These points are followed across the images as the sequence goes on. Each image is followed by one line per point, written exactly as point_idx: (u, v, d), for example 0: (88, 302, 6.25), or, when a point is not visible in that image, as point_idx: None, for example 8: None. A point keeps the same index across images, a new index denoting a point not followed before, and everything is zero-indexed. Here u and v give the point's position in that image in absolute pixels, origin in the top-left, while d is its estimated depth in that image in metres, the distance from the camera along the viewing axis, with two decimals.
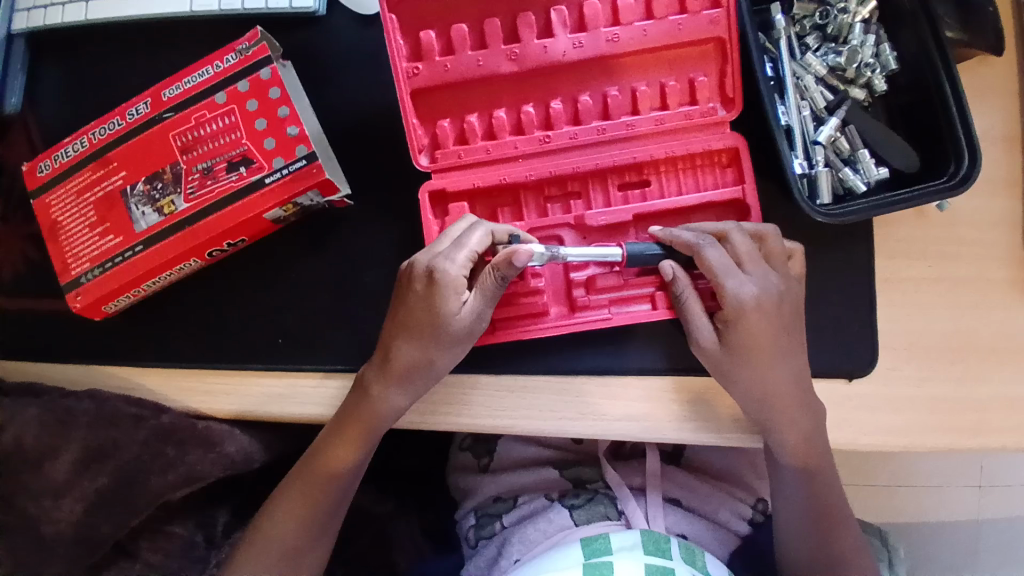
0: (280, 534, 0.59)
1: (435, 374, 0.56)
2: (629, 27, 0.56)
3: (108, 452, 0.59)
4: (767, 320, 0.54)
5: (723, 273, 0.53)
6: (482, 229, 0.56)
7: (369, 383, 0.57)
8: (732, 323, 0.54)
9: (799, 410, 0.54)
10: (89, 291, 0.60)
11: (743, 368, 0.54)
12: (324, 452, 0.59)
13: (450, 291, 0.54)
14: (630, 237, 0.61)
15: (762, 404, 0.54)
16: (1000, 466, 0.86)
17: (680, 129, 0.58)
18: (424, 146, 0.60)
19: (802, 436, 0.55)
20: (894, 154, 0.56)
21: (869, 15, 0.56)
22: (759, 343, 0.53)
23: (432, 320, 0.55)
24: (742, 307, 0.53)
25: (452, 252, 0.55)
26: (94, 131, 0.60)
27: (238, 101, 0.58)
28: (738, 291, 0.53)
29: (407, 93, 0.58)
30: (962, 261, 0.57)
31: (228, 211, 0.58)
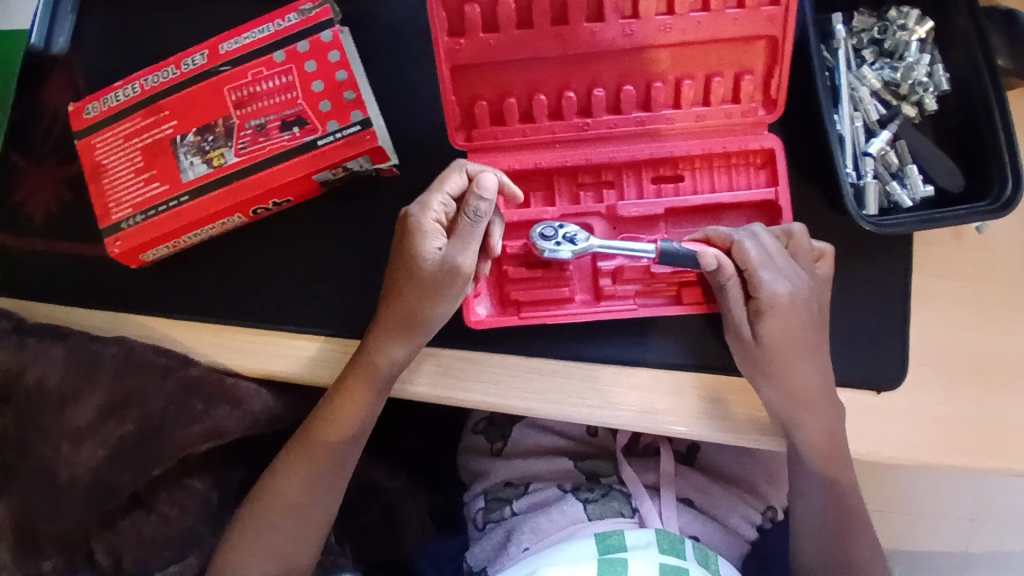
0: (290, 494, 0.59)
1: (417, 322, 0.56)
2: (684, 18, 0.54)
3: (134, 401, 0.58)
4: (795, 316, 0.54)
5: (757, 267, 0.54)
6: (460, 170, 0.54)
7: (372, 334, 0.57)
8: (764, 314, 0.54)
9: (823, 415, 0.55)
10: (129, 238, 0.59)
11: (769, 362, 0.55)
12: (328, 415, 0.59)
13: (424, 233, 0.54)
14: (659, 231, 0.61)
15: (787, 403, 0.55)
16: (997, 502, 0.87)
17: (728, 129, 0.59)
18: (457, 124, 0.59)
19: (824, 433, 0.55)
20: (941, 172, 0.57)
21: (926, 35, 0.57)
22: (784, 338, 0.54)
23: (408, 263, 0.55)
24: (770, 299, 0.54)
25: (428, 197, 0.54)
26: (147, 78, 0.60)
27: (296, 61, 0.58)
28: (768, 282, 0.54)
29: (447, 70, 0.56)
30: (994, 285, 0.58)
31: (277, 169, 0.58)
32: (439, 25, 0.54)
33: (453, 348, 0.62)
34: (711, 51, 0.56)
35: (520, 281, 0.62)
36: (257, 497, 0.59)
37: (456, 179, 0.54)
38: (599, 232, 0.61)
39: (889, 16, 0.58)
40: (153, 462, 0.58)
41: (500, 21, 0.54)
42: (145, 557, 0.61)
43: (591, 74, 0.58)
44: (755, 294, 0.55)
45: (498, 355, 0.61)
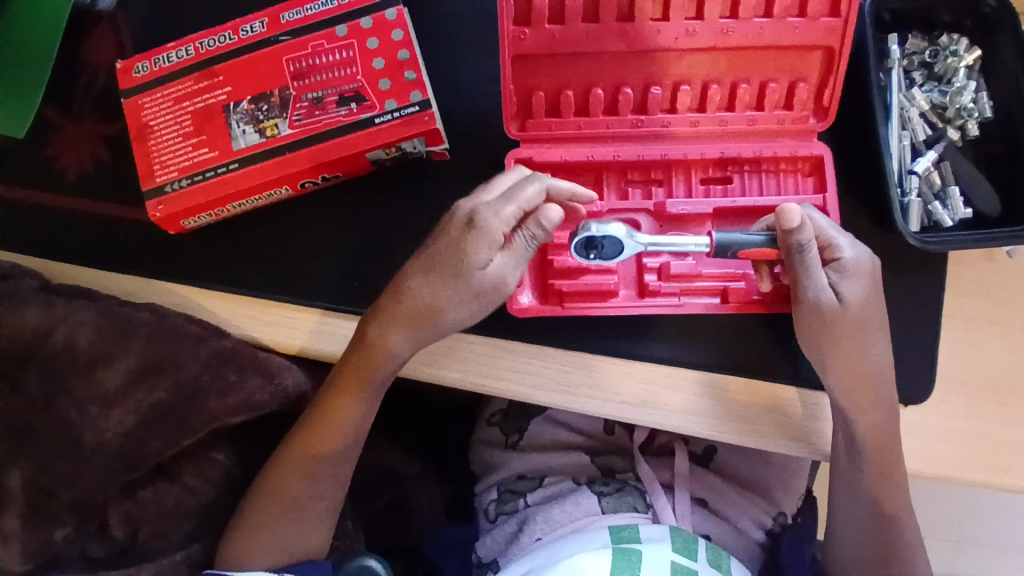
0: (301, 487, 0.58)
1: (439, 325, 0.55)
2: (744, 23, 0.55)
3: (167, 367, 0.57)
4: (869, 285, 0.55)
5: (833, 232, 0.56)
6: (537, 185, 0.54)
7: (376, 322, 0.55)
8: (845, 278, 0.55)
9: (883, 392, 0.56)
10: (172, 203, 0.58)
11: (848, 327, 0.55)
12: (323, 421, 0.58)
13: (485, 240, 0.52)
14: (707, 231, 0.61)
15: (852, 379, 0.55)
16: (982, 526, 0.90)
17: (779, 133, 0.60)
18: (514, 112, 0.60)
19: (881, 417, 0.56)
20: (981, 197, 0.59)
21: (973, 63, 0.59)
22: (864, 306, 0.55)
23: (457, 267, 0.53)
24: (848, 263, 0.55)
25: (498, 203, 0.53)
26: (202, 41, 0.59)
27: (358, 37, 0.58)
28: (844, 247, 0.55)
29: (508, 58, 0.56)
30: (1022, 310, 0.60)
31: (332, 144, 0.57)
32: (507, 13, 0.55)
33: (491, 336, 0.62)
34: (769, 59, 0.58)
35: (565, 272, 0.62)
36: (255, 492, 0.59)
37: (531, 192, 0.53)
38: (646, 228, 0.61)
39: (941, 41, 0.60)
40: (183, 432, 0.57)
41: (568, 13, 0.55)
42: (164, 528, 0.59)
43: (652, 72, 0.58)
44: (833, 260, 0.56)
45: (537, 346, 0.61)
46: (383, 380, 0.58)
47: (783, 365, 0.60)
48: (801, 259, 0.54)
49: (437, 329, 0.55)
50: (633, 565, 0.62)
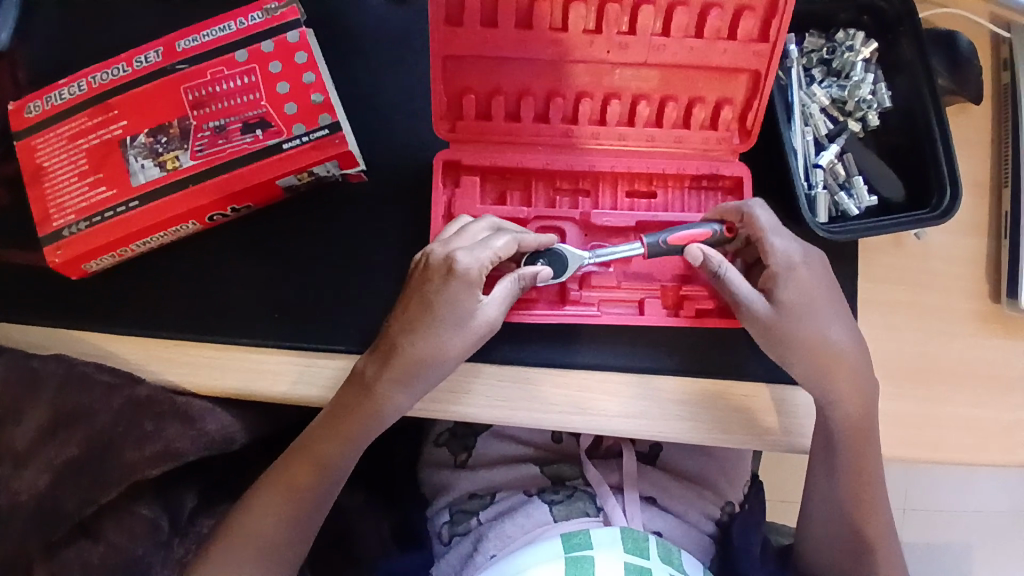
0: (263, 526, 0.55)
1: (437, 372, 0.54)
2: (676, 41, 0.54)
3: (78, 420, 0.54)
4: (816, 277, 0.55)
5: (771, 230, 0.56)
6: (509, 235, 0.55)
7: (368, 378, 0.54)
8: (781, 279, 0.55)
9: (858, 376, 0.54)
10: (72, 246, 0.55)
11: (793, 323, 0.54)
12: (311, 452, 0.56)
13: (468, 285, 0.53)
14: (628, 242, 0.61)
15: (813, 366, 0.54)
16: (921, 491, 0.94)
17: (702, 151, 0.60)
18: (444, 114, 0.59)
19: (859, 402, 0.55)
20: (885, 183, 0.61)
21: (869, 56, 0.61)
22: (814, 299, 0.55)
23: (448, 314, 0.53)
24: (783, 263, 0.55)
25: (474, 248, 0.53)
26: (94, 75, 0.56)
27: (260, 61, 0.56)
28: (779, 247, 0.55)
29: (439, 58, 0.54)
30: (932, 289, 0.62)
31: (239, 173, 0.55)
32: (438, 11, 0.52)
33: None
34: (696, 76, 0.57)
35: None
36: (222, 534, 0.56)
37: (502, 241, 0.54)
38: (569, 236, 0.61)
39: (837, 38, 0.62)
40: (100, 487, 0.54)
41: (500, 17, 0.53)
42: None
43: (567, 84, 0.58)
44: (772, 261, 0.55)
45: (471, 364, 0.60)
46: (379, 429, 0.56)
47: (717, 362, 0.61)
48: (722, 278, 0.56)
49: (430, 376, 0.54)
50: (586, 569, 0.61)
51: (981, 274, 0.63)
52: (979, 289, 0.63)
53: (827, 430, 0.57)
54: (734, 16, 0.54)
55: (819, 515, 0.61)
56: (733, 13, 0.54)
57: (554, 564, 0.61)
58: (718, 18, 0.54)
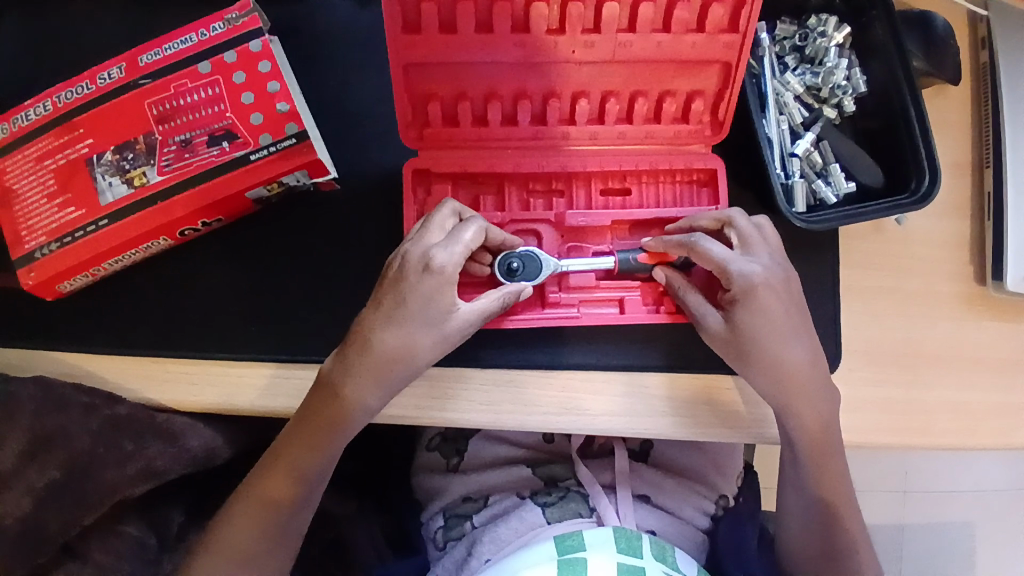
0: (237, 544, 0.55)
1: (413, 369, 0.53)
2: (644, 37, 0.53)
3: (57, 442, 0.54)
4: (777, 297, 0.53)
5: (728, 258, 0.53)
6: (476, 224, 0.53)
7: (342, 379, 0.53)
8: (740, 306, 0.53)
9: (814, 397, 0.54)
10: (44, 268, 0.55)
11: (749, 349, 0.53)
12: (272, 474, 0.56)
13: (445, 282, 0.52)
14: (605, 241, 0.61)
15: (772, 387, 0.54)
16: (920, 473, 0.94)
17: (673, 146, 0.60)
18: (411, 122, 0.59)
19: (819, 418, 0.55)
20: (863, 170, 0.60)
21: (843, 41, 0.61)
22: (778, 321, 0.53)
23: (426, 312, 0.52)
24: (739, 292, 0.53)
25: (446, 244, 0.52)
26: (58, 94, 0.56)
27: (223, 72, 0.55)
28: (735, 276, 0.52)
29: (398, 68, 0.53)
30: (914, 273, 0.62)
31: (208, 186, 0.54)
32: (393, 22, 0.51)
33: None
34: (668, 70, 0.56)
35: (465, 283, 0.60)
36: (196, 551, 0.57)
37: (473, 233, 0.53)
38: (545, 239, 0.61)
39: (809, 24, 0.61)
40: (82, 507, 0.54)
41: (459, 23, 0.51)
42: None
43: (535, 85, 0.57)
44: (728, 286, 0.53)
45: (450, 369, 0.60)
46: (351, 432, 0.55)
47: (699, 356, 0.60)
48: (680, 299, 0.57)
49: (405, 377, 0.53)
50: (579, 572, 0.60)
51: (963, 256, 0.62)
52: (961, 272, 0.62)
53: (792, 441, 0.56)
54: (701, 8, 0.52)
55: (792, 525, 0.61)
56: (701, 6, 0.51)
57: (545, 567, 0.61)
58: (685, 12, 0.51)
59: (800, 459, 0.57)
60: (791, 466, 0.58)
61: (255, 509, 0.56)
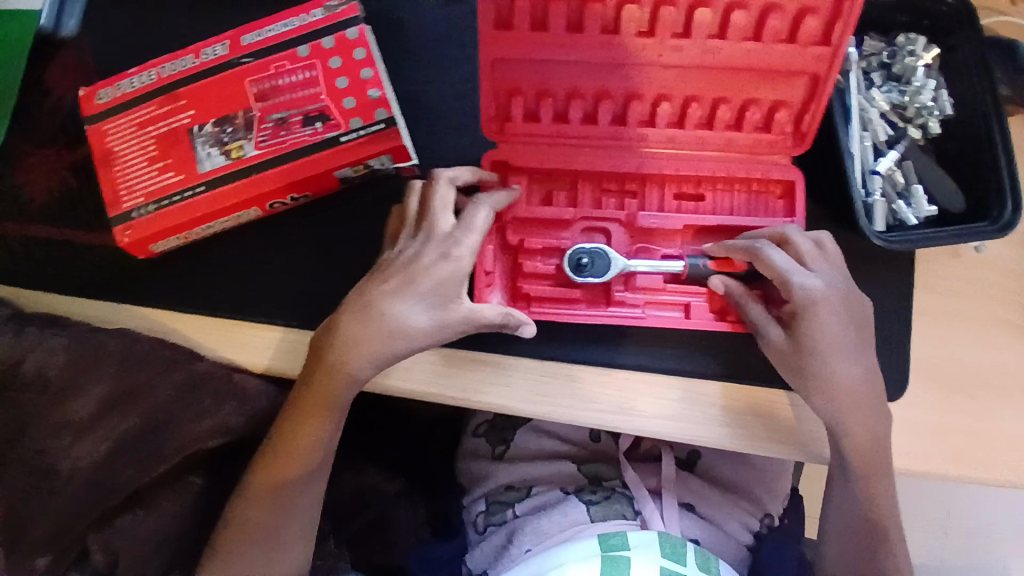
0: (254, 520, 0.54)
1: (392, 344, 0.52)
2: (733, 45, 0.53)
3: (140, 393, 0.57)
4: (837, 316, 0.53)
5: (789, 270, 0.53)
6: (485, 207, 0.54)
7: (328, 343, 0.52)
8: (803, 319, 0.53)
9: (868, 414, 0.53)
10: (139, 228, 0.58)
11: (809, 363, 0.53)
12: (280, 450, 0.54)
13: (441, 258, 0.52)
14: (675, 245, 0.62)
15: (828, 403, 0.53)
16: (998, 517, 0.87)
17: (752, 154, 0.60)
18: (491, 116, 0.59)
19: (871, 436, 0.53)
20: (944, 193, 0.59)
21: (931, 62, 0.60)
22: (831, 339, 0.53)
23: (414, 284, 0.52)
24: (801, 303, 0.53)
25: (457, 227, 0.53)
26: (164, 66, 0.59)
27: (321, 58, 0.58)
28: (798, 287, 0.53)
29: (486, 60, 0.55)
30: (989, 303, 0.60)
31: (299, 163, 0.57)
32: (486, 17, 0.52)
33: (462, 347, 0.61)
34: (751, 79, 0.56)
35: (532, 275, 0.62)
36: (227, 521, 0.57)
37: (482, 216, 0.54)
38: (615, 238, 0.62)
39: (898, 42, 0.61)
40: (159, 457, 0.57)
41: (551, 21, 0.53)
42: (138, 563, 0.57)
43: (616, 85, 0.57)
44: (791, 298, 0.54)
45: (511, 358, 0.61)
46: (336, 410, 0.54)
47: (761, 368, 0.60)
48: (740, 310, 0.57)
49: (389, 355, 0.52)
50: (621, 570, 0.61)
51: None
52: None
53: (841, 457, 0.55)
54: (794, 21, 0.52)
55: (833, 548, 0.58)
56: (793, 17, 0.52)
57: (589, 564, 0.62)
58: (779, 22, 0.52)
59: (851, 478, 0.55)
60: (840, 487, 0.56)
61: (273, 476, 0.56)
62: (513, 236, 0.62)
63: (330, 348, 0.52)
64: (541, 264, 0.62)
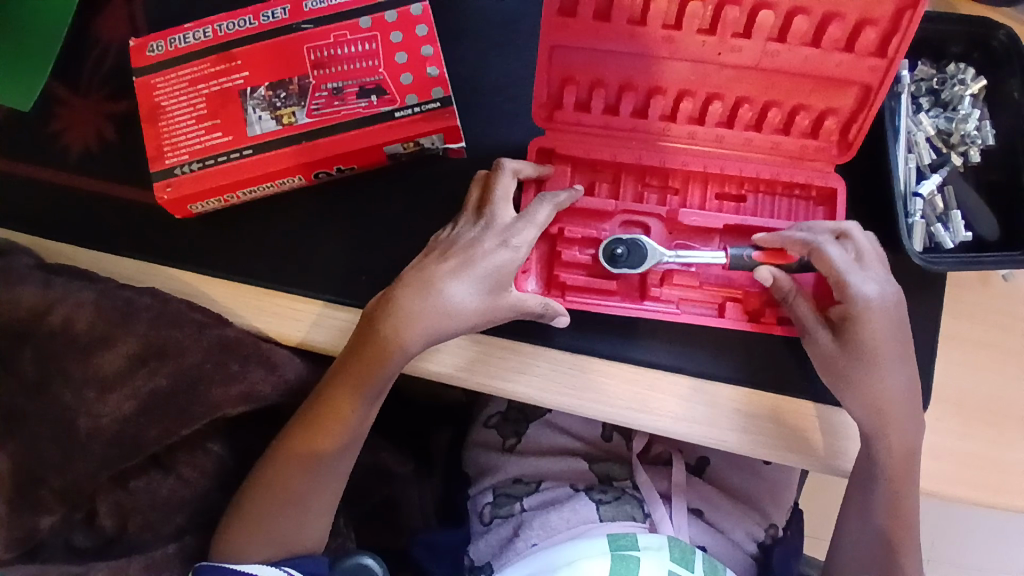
0: (287, 479, 0.56)
1: (448, 325, 0.53)
2: (792, 49, 0.53)
3: (169, 353, 0.56)
4: (888, 320, 0.54)
5: (846, 270, 0.54)
6: (549, 203, 0.55)
7: (384, 317, 0.53)
8: (855, 321, 0.54)
9: (905, 422, 0.54)
10: (181, 185, 0.57)
11: (853, 367, 0.54)
12: (325, 409, 0.56)
13: (499, 245, 0.54)
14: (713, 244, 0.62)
15: (865, 410, 0.54)
16: (982, 549, 0.92)
17: (798, 159, 0.60)
18: (545, 104, 0.60)
19: (904, 445, 0.54)
20: (980, 221, 0.61)
21: (979, 92, 0.61)
22: (880, 343, 0.54)
23: (473, 268, 0.53)
24: (857, 307, 0.53)
25: (518, 220, 0.55)
26: (221, 24, 0.59)
27: (382, 30, 0.58)
28: (856, 290, 0.53)
29: (547, 45, 0.55)
30: (1015, 332, 0.61)
31: (351, 135, 0.57)
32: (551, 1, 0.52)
33: (493, 334, 0.61)
34: (805, 84, 0.56)
35: (571, 264, 0.62)
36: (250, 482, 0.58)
37: (544, 212, 0.55)
38: (654, 233, 0.62)
39: (948, 70, 0.62)
40: (184, 420, 0.55)
41: (613, 12, 0.53)
42: (155, 519, 0.58)
43: (670, 82, 0.57)
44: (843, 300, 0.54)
45: (541, 348, 0.60)
46: (385, 381, 0.55)
47: (792, 379, 0.60)
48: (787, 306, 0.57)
49: (440, 334, 0.53)
50: (631, 571, 0.58)
51: None
52: None
53: (870, 464, 0.56)
54: (854, 29, 0.52)
55: (847, 552, 0.59)
56: (854, 26, 0.52)
57: (597, 563, 0.59)
58: (838, 30, 0.52)
59: (875, 486, 0.56)
60: (861, 493, 0.57)
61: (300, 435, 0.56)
62: (553, 224, 0.62)
63: (385, 320, 0.53)
64: (579, 254, 0.62)
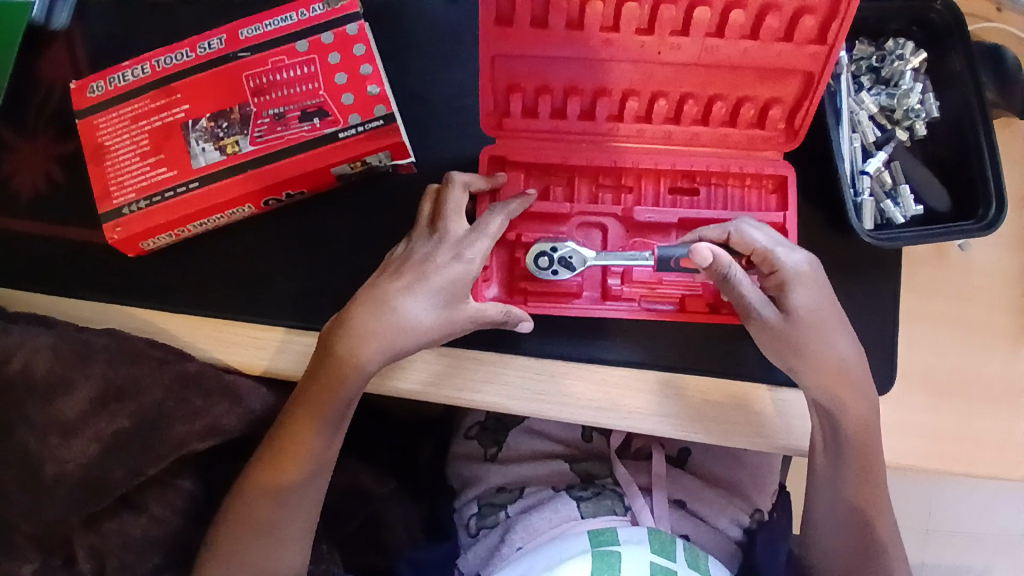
0: (261, 511, 0.56)
1: (404, 342, 0.53)
2: (731, 43, 0.53)
3: (129, 393, 0.55)
4: (828, 285, 0.55)
5: (773, 245, 0.55)
6: (500, 216, 0.55)
7: (340, 337, 0.53)
8: (789, 288, 0.54)
9: (861, 395, 0.54)
10: (130, 224, 0.57)
11: (812, 330, 0.54)
12: (288, 436, 0.55)
13: (451, 259, 0.54)
14: (669, 238, 0.62)
15: (827, 382, 0.54)
16: (963, 516, 0.93)
17: (747, 150, 0.61)
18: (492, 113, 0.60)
19: (862, 416, 0.55)
20: (932, 193, 0.61)
21: (919, 65, 0.62)
22: (822, 308, 0.54)
23: (427, 283, 0.53)
24: (794, 273, 0.54)
25: (471, 235, 0.54)
26: (159, 58, 0.58)
27: (320, 52, 0.57)
28: (788, 258, 0.54)
29: (487, 57, 0.54)
30: (972, 302, 0.61)
31: (295, 160, 0.57)
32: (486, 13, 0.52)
33: (457, 346, 0.61)
34: (748, 77, 0.56)
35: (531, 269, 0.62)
36: (224, 513, 0.57)
37: (497, 224, 0.55)
38: (612, 232, 0.62)
39: (887, 46, 0.62)
40: (150, 458, 0.55)
41: (550, 19, 0.52)
42: (130, 559, 0.57)
43: (613, 84, 0.58)
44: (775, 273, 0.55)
45: (507, 356, 0.60)
46: (347, 404, 0.55)
47: (758, 365, 0.60)
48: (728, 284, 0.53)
49: (398, 350, 0.53)
50: (613, 566, 0.59)
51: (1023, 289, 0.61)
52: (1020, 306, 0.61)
53: (833, 436, 0.56)
54: (793, 18, 0.52)
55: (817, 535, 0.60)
56: (791, 16, 0.51)
57: (578, 563, 0.59)
58: (776, 21, 0.51)
59: (844, 459, 0.56)
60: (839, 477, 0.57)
61: (264, 465, 0.56)
62: (511, 231, 0.62)
63: (340, 339, 0.53)
64: None
